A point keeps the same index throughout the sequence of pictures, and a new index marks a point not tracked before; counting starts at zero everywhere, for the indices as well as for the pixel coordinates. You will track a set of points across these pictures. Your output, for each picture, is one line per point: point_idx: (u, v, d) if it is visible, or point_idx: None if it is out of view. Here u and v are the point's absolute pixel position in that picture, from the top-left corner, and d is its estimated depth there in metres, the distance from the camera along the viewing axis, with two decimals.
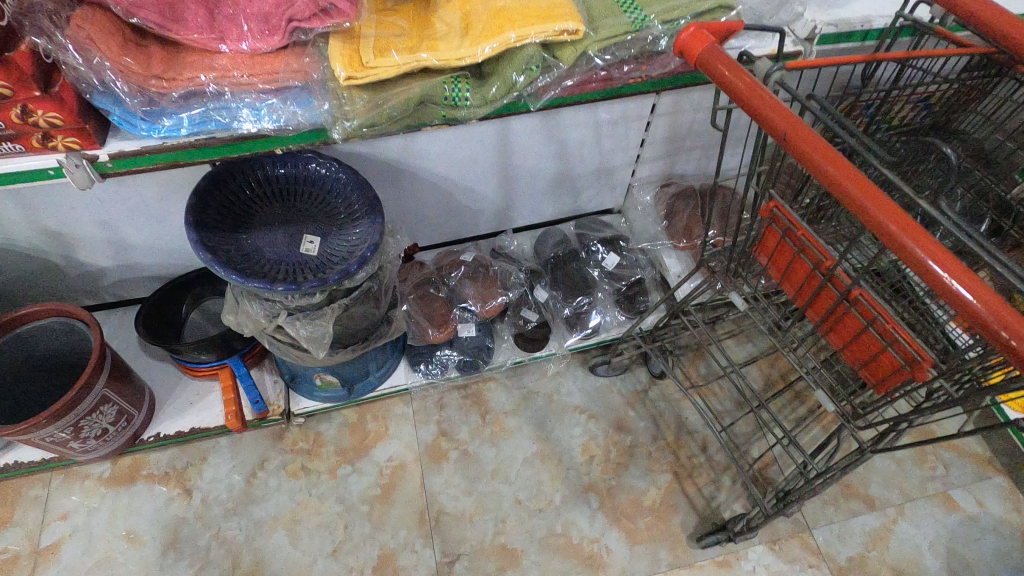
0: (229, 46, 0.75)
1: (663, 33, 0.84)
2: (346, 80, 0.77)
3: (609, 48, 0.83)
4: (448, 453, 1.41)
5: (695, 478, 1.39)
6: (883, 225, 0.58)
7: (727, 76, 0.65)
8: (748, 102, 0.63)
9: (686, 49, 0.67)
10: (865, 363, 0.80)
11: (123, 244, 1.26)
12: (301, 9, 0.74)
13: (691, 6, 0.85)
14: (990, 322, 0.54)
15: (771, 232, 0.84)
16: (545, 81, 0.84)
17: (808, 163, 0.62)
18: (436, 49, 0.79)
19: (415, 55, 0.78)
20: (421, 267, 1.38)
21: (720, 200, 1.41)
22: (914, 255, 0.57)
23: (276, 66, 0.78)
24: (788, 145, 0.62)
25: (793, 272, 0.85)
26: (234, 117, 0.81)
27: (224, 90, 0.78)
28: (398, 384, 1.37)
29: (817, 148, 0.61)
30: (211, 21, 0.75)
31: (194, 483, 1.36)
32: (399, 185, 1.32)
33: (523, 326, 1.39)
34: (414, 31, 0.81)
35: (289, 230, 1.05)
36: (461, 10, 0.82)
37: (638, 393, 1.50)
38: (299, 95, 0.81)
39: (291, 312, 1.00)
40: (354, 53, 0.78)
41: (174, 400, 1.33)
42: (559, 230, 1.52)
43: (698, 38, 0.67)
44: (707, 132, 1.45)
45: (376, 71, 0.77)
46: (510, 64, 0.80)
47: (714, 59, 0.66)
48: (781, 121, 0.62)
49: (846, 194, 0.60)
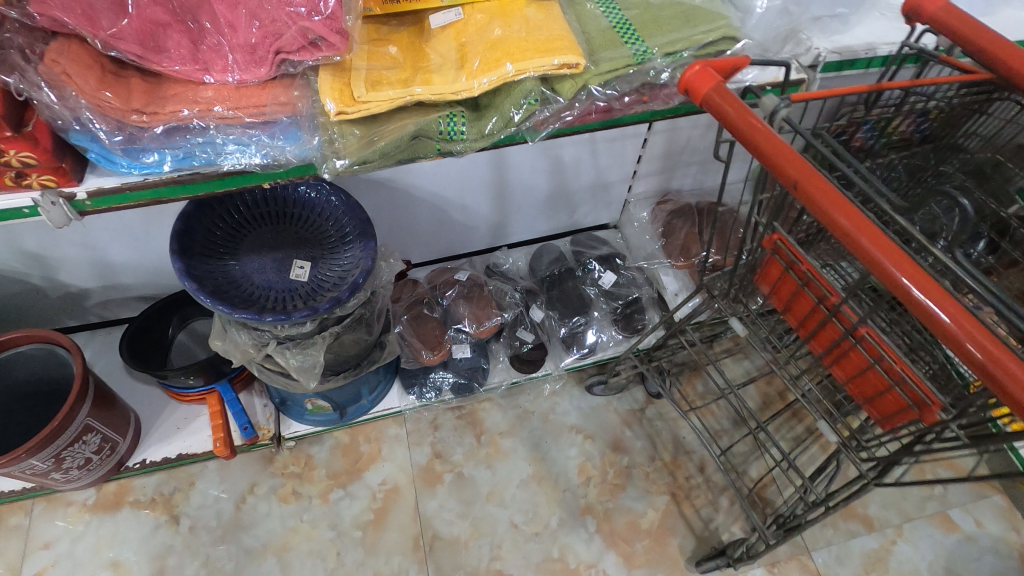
0: (215, 77, 0.73)
1: (665, 66, 0.83)
2: (337, 114, 0.74)
3: (610, 81, 0.82)
4: (442, 475, 1.38)
5: (692, 500, 1.38)
6: (892, 275, 0.56)
7: (735, 117, 0.63)
8: (756, 144, 0.62)
9: (691, 87, 0.65)
10: (870, 400, 0.79)
11: (107, 265, 1.23)
12: (289, 41, 0.72)
13: (693, 38, 0.83)
14: (1001, 379, 0.51)
15: (774, 264, 0.82)
16: (545, 115, 0.82)
17: (819, 211, 0.59)
18: (431, 83, 0.76)
19: (409, 89, 0.75)
20: (414, 286, 1.36)
21: (716, 218, 1.40)
22: (924, 307, 0.54)
23: (263, 99, 0.75)
24: (798, 192, 0.60)
25: (796, 303, 0.83)
26: (219, 153, 0.78)
27: (209, 125, 0.75)
28: (391, 406, 1.34)
29: (826, 195, 0.59)
30: (196, 52, 0.72)
31: (182, 509, 1.32)
32: (389, 205, 1.29)
33: (518, 348, 1.36)
34: (408, 63, 0.79)
35: (279, 255, 1.03)
36: (455, 41, 0.80)
37: (635, 412, 1.48)
38: (287, 129, 0.78)
39: (281, 340, 0.97)
40: (345, 86, 0.75)
41: (161, 425, 1.29)
42: (554, 247, 1.50)
43: (704, 77, 0.65)
44: (705, 147, 1.43)
45: (368, 106, 0.75)
46: (508, 99, 0.79)
47: (721, 99, 0.64)
48: (789, 166, 0.60)
49: (858, 245, 0.58)
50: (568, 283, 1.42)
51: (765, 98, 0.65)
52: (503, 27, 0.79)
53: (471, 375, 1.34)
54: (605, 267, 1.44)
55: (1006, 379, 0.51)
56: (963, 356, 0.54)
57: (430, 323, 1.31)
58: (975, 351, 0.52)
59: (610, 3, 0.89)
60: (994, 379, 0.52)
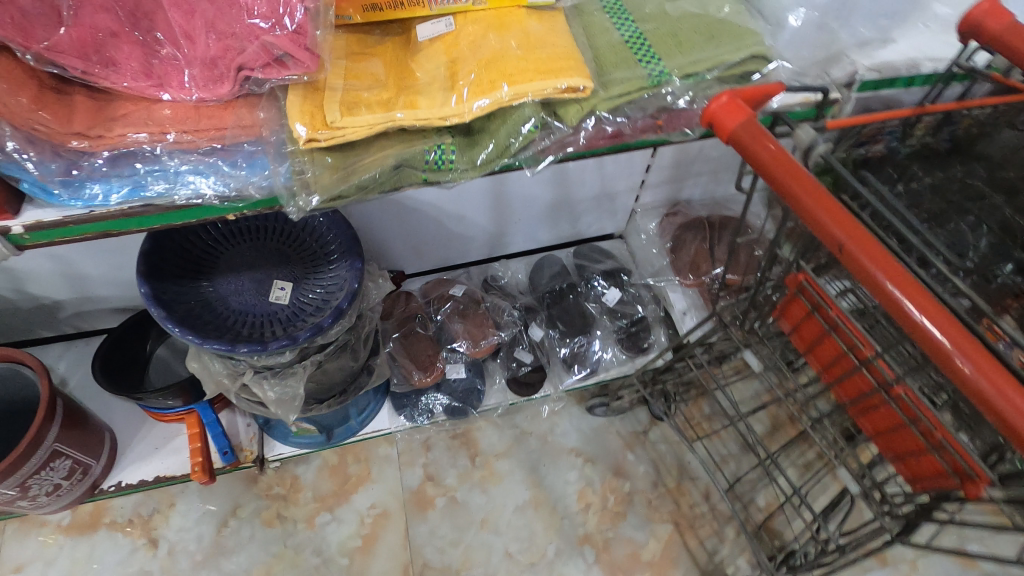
0: (170, 94, 0.65)
1: (682, 89, 0.75)
2: (307, 140, 0.66)
3: (621, 107, 0.74)
4: (434, 500, 1.32)
5: (696, 530, 1.31)
6: (897, 303, 0.49)
7: (768, 159, 0.54)
8: (792, 193, 0.53)
9: (716, 121, 0.58)
10: (902, 459, 0.71)
11: (80, 277, 1.15)
12: (253, 56, 0.64)
13: (717, 58, 0.76)
14: (1002, 409, 0.46)
15: (797, 304, 0.75)
16: (545, 142, 0.74)
17: (864, 276, 0.51)
18: (414, 107, 0.68)
19: (390, 114, 0.67)
20: (407, 300, 1.28)
21: (727, 233, 1.32)
22: (922, 329, 0.49)
23: (225, 120, 0.67)
24: (845, 256, 0.52)
25: (821, 348, 0.76)
26: (174, 183, 0.69)
27: (159, 150, 0.67)
28: (381, 428, 1.27)
29: (821, 203, 0.52)
30: (148, 65, 0.64)
31: (160, 532, 1.26)
32: (380, 217, 1.21)
33: (515, 370, 1.29)
34: (391, 81, 0.71)
35: (258, 276, 0.95)
36: (445, 56, 0.72)
37: (638, 435, 1.41)
38: (252, 156, 0.70)
39: (258, 370, 0.90)
40: (317, 108, 0.67)
41: (137, 445, 1.22)
42: (556, 260, 1.42)
43: (732, 110, 0.57)
44: (718, 156, 1.35)
45: (343, 132, 0.67)
46: (504, 125, 0.71)
47: (750, 136, 0.56)
48: (833, 225, 0.52)
49: (909, 317, 0.49)
50: (570, 299, 1.34)
51: (800, 129, 0.57)
52: (502, 42, 0.71)
53: (466, 397, 1.27)
54: (609, 282, 1.36)
55: (1018, 421, 0.45)
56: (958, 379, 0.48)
57: (422, 341, 1.24)
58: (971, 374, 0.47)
59: (624, 15, 0.81)
60: (990, 405, 0.46)
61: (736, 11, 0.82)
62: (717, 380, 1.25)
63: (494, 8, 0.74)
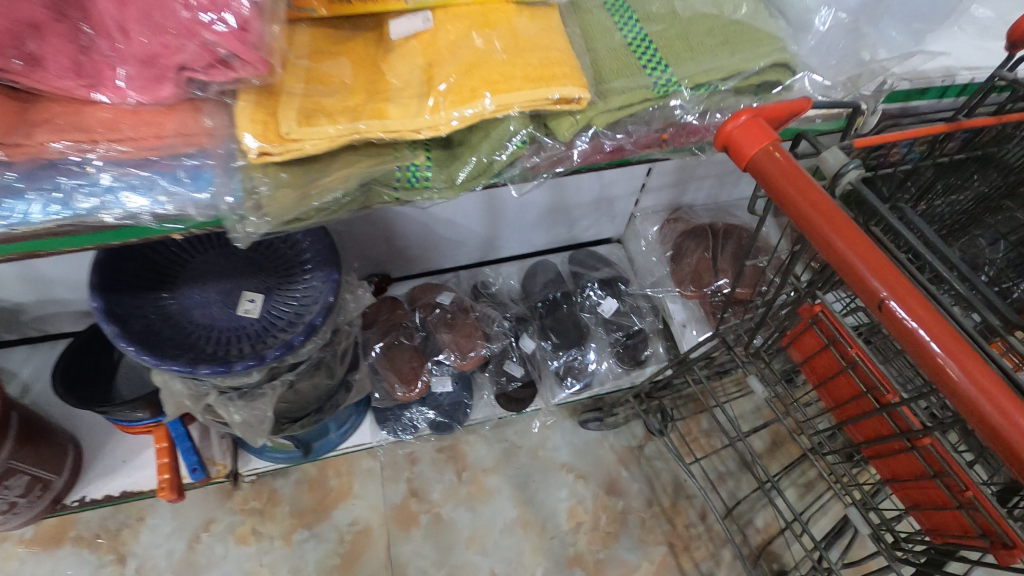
0: (106, 95, 0.57)
1: (690, 100, 0.68)
2: (257, 155, 0.59)
3: (622, 121, 0.68)
4: (418, 516, 1.26)
5: (692, 552, 1.26)
6: (930, 353, 0.43)
7: (794, 194, 0.47)
8: (823, 235, 0.46)
9: (733, 144, 0.50)
10: (922, 510, 0.65)
11: (40, 279, 1.08)
12: (195, 55, 0.55)
13: (735, 66, 0.68)
14: None
15: (811, 336, 0.69)
16: (533, 161, 0.68)
17: (906, 338, 0.44)
18: (384, 117, 0.61)
19: (355, 124, 0.60)
20: (392, 307, 1.21)
21: (730, 243, 1.25)
22: (976, 407, 0.41)
23: (164, 126, 0.58)
24: (883, 314, 0.44)
25: (835, 385, 0.70)
26: (104, 202, 0.60)
27: (90, 162, 0.59)
28: (363, 443, 1.21)
29: (844, 232, 0.45)
30: (78, 62, 0.56)
31: (129, 548, 1.20)
32: (365, 221, 1.14)
33: (505, 385, 1.23)
34: (359, 85, 0.63)
35: (226, 286, 0.88)
36: (422, 57, 0.65)
37: (633, 451, 1.35)
38: (197, 171, 0.61)
39: (223, 391, 0.83)
40: (271, 117, 0.59)
41: (103, 458, 1.15)
42: (550, 267, 1.35)
43: (751, 131, 0.50)
44: (723, 161, 1.28)
45: (302, 144, 0.59)
46: (484, 141, 0.64)
47: (773, 164, 0.48)
48: (872, 276, 0.44)
49: (961, 393, 0.42)
50: (563, 309, 1.27)
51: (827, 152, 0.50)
52: (486, 45, 0.64)
53: (452, 412, 1.21)
54: (605, 291, 1.29)
55: None
56: (949, 391, 0.43)
57: (405, 352, 1.17)
58: (964, 385, 0.41)
59: (627, 13, 0.73)
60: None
61: (753, 11, 0.74)
62: (716, 398, 1.18)
63: (479, 4, 0.67)
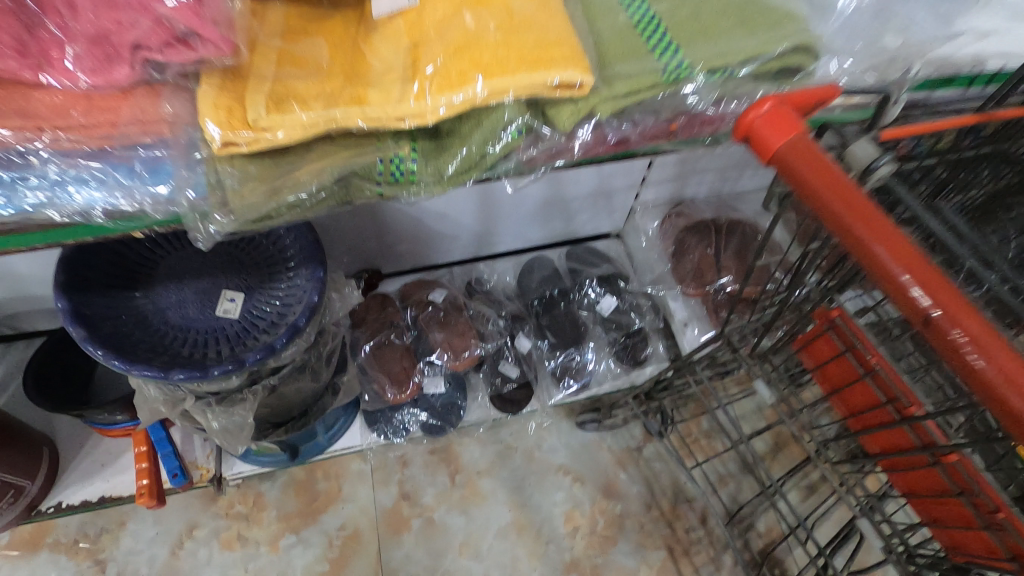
0: (54, 77, 0.52)
1: (704, 87, 0.63)
2: (221, 146, 0.54)
3: (627, 109, 0.63)
4: (410, 521, 1.22)
5: (692, 557, 1.22)
6: (986, 377, 0.37)
7: (828, 194, 0.42)
8: (862, 239, 0.41)
9: (755, 135, 0.46)
10: (943, 528, 0.62)
11: (11, 276, 1.02)
12: (148, 33, 0.51)
13: (753, 50, 0.63)
14: None
15: (826, 342, 0.68)
16: (529, 155, 0.63)
17: (958, 359, 0.39)
18: (363, 103, 0.56)
19: (330, 111, 0.55)
20: (382, 304, 1.17)
21: (734, 239, 1.21)
22: None
23: (119, 112, 0.54)
24: (931, 330, 0.39)
25: (853, 393, 0.67)
26: (51, 195, 0.55)
27: (33, 152, 0.53)
28: (352, 445, 1.17)
29: (885, 238, 0.40)
30: (21, 41, 0.51)
31: (109, 555, 1.16)
32: (354, 216, 1.08)
33: (500, 386, 1.20)
34: (336, 68, 0.58)
35: (203, 285, 0.84)
36: (406, 39, 0.60)
37: (632, 453, 1.31)
38: (155, 163, 0.56)
39: (201, 397, 0.79)
40: (236, 103, 0.54)
41: (81, 462, 1.11)
42: (547, 263, 1.30)
43: (776, 124, 0.45)
44: (726, 154, 1.23)
45: (272, 134, 0.54)
46: (478, 130, 0.59)
47: (801, 160, 0.44)
48: (918, 287, 0.39)
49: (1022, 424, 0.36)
50: (560, 308, 1.23)
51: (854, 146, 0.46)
52: (477, 25, 0.58)
53: (444, 414, 1.17)
54: (603, 289, 1.25)
55: None
56: (1003, 414, 0.37)
57: (395, 352, 1.12)
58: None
59: None
60: None
61: None
62: (718, 399, 1.15)
63: None
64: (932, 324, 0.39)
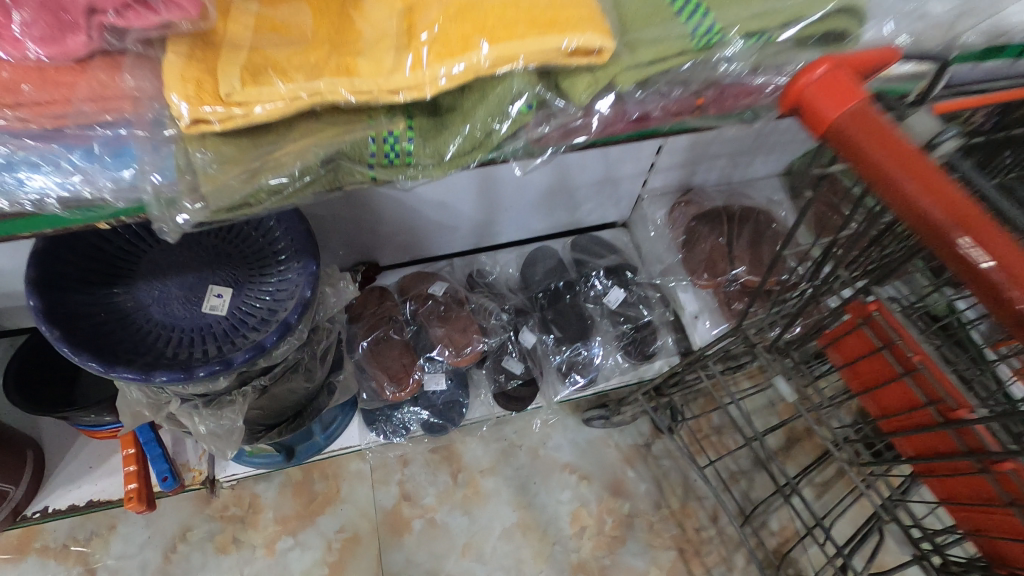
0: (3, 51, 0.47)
1: (742, 52, 0.58)
2: (189, 126, 0.49)
3: (651, 78, 0.57)
4: (411, 522, 1.18)
5: (702, 557, 1.18)
6: None
7: (900, 174, 0.38)
8: (940, 225, 0.37)
9: (806, 104, 0.41)
10: (985, 539, 0.58)
11: None
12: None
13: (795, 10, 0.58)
14: None
15: (861, 338, 0.63)
16: (540, 131, 0.58)
17: None
18: (351, 74, 0.50)
19: (310, 84, 0.49)
20: (381, 297, 1.12)
21: (747, 227, 1.16)
22: None
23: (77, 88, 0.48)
24: (1015, 324, 0.36)
25: (885, 394, 0.63)
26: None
27: None
28: (350, 445, 1.12)
29: (968, 223, 0.36)
30: None
31: (99, 559, 1.12)
32: (350, 207, 1.04)
33: (503, 383, 1.14)
34: (321, 36, 0.52)
35: (188, 280, 0.79)
36: (399, 3, 0.54)
37: (640, 450, 1.27)
38: (113, 144, 0.51)
39: (187, 399, 0.74)
40: (206, 75, 0.48)
41: (67, 465, 1.06)
42: (551, 254, 1.25)
43: (833, 89, 0.40)
44: (739, 138, 1.18)
45: (248, 112, 0.49)
46: (482, 104, 0.54)
47: (866, 133, 0.39)
48: (1006, 279, 0.35)
49: None
50: (565, 300, 1.18)
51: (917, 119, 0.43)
52: None
53: (446, 412, 1.13)
54: (611, 281, 1.19)
55: None
56: None
57: (394, 348, 1.08)
58: None
59: None
60: None
61: None
62: (730, 394, 1.10)
63: None
64: (1013, 313, 0.36)
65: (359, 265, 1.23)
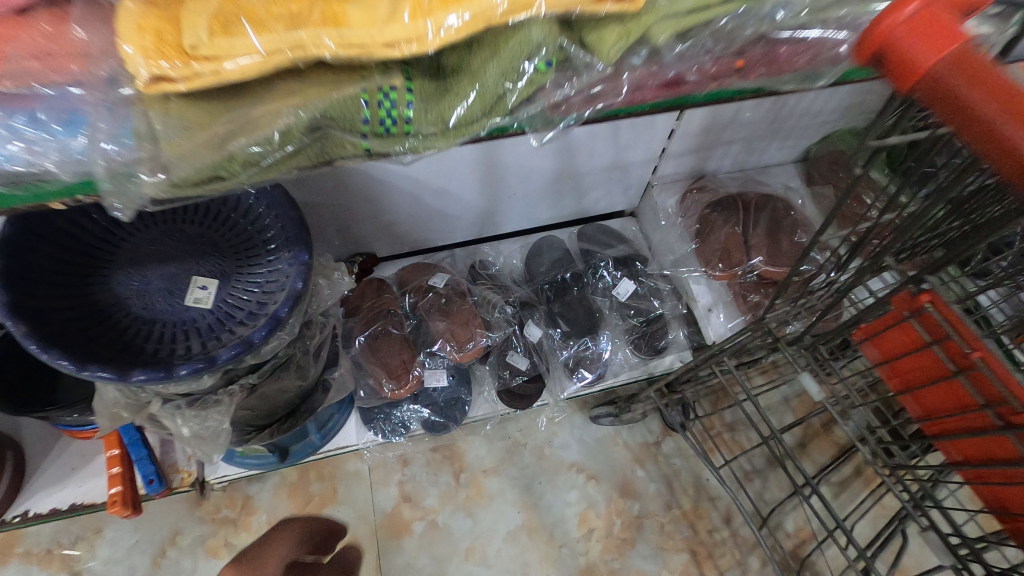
0: None
1: None
2: (147, 84, 0.43)
3: (689, 30, 0.51)
4: (412, 524, 1.13)
5: (716, 560, 1.13)
6: None
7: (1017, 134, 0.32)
8: None
9: (894, 48, 0.35)
10: None
11: None
12: None
13: None
14: None
15: (908, 332, 0.59)
16: (560, 95, 0.53)
17: None
18: (340, 25, 0.43)
19: (290, 35, 0.43)
20: (379, 290, 1.07)
21: (764, 214, 1.10)
22: None
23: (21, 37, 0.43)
24: None
25: (934, 393, 0.59)
26: None
27: None
28: (347, 445, 1.06)
29: None
30: None
31: (85, 565, 1.07)
32: (346, 188, 0.97)
33: (508, 380, 1.08)
34: None
35: (171, 271, 0.73)
36: None
37: (650, 448, 1.22)
38: (60, 107, 0.46)
39: (170, 399, 0.68)
40: (168, 24, 0.42)
41: (50, 467, 1.01)
42: (557, 244, 1.19)
43: (931, 31, 0.34)
44: (755, 121, 1.12)
45: (216, 69, 0.43)
46: (497, 59, 0.48)
47: (973, 83, 0.33)
48: None
49: None
50: (572, 293, 1.13)
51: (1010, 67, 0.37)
52: None
53: (448, 410, 1.07)
54: (620, 272, 1.14)
55: None
56: None
57: (393, 343, 1.01)
58: None
59: None
60: None
61: None
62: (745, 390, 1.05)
63: None
64: None
65: (356, 256, 1.18)
